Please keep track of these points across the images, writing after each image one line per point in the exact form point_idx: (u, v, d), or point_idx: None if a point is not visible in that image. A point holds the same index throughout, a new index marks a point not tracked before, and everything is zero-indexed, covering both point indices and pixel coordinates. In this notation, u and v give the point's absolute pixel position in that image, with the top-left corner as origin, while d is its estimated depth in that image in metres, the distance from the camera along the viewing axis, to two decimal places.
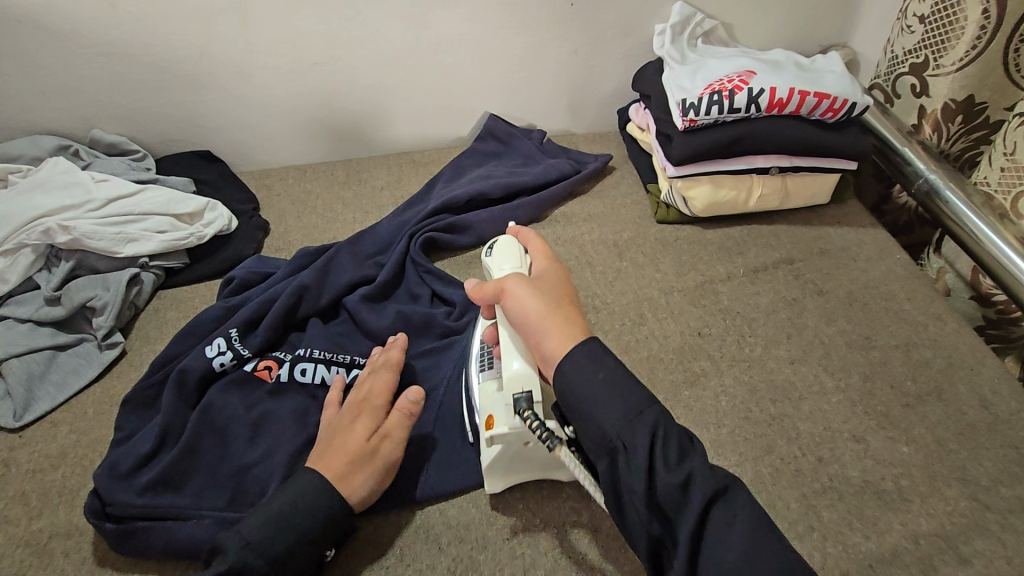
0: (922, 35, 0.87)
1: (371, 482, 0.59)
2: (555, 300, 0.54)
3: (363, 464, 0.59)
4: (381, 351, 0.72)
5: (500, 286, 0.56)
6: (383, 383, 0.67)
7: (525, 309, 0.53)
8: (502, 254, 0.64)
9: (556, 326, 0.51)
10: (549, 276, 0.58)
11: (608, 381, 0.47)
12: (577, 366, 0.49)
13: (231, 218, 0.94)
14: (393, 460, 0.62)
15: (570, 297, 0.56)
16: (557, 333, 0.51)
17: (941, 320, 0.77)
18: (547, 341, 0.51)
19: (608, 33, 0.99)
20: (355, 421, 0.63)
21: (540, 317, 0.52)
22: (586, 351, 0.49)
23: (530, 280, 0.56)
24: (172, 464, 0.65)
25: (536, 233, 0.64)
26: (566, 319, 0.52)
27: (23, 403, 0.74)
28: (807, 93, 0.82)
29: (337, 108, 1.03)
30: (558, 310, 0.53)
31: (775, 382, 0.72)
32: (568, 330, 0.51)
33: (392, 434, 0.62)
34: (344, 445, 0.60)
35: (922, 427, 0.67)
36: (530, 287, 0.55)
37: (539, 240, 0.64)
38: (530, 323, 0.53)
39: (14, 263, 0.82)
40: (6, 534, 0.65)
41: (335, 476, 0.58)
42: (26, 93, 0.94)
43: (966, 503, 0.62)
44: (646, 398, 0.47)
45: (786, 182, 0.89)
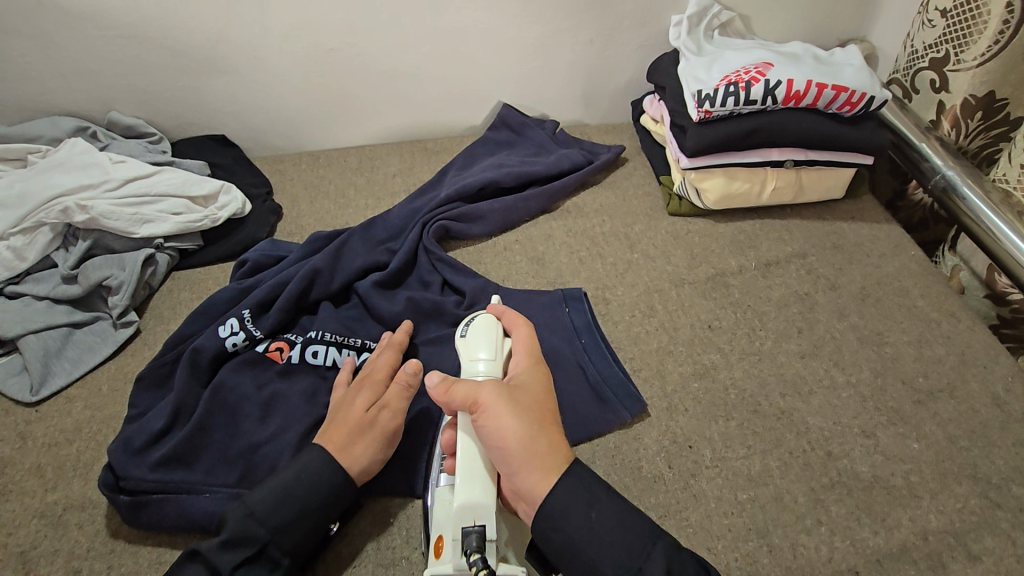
0: (944, 29, 0.86)
1: (371, 453, 0.60)
2: (538, 420, 0.53)
3: (363, 436, 0.60)
4: (387, 335, 0.73)
5: (480, 400, 0.54)
6: (384, 360, 0.68)
7: (505, 433, 0.51)
8: (478, 343, 0.61)
9: (540, 458, 0.51)
10: (530, 384, 0.57)
11: (608, 526, 0.49)
12: (569, 506, 0.49)
13: (244, 202, 0.94)
14: (393, 429, 0.62)
15: (549, 413, 0.55)
16: (539, 466, 0.51)
17: (955, 318, 0.76)
18: (528, 472, 0.51)
19: (624, 23, 0.98)
20: (355, 397, 0.64)
21: (523, 444, 0.51)
22: (577, 487, 0.50)
23: (511, 392, 0.54)
24: (184, 441, 0.66)
25: (523, 330, 0.63)
26: (548, 446, 0.52)
27: (40, 378, 0.75)
28: (825, 85, 0.81)
29: (351, 95, 1.03)
30: (541, 435, 0.52)
31: (784, 376, 0.72)
32: (551, 464, 0.51)
33: (392, 404, 0.63)
34: (343, 418, 0.61)
35: (934, 424, 0.67)
36: (513, 405, 0.53)
37: (523, 336, 0.62)
38: (510, 449, 0.51)
39: (33, 241, 0.83)
40: (22, 505, 0.66)
41: (335, 446, 0.59)
42: (46, 75, 0.96)
43: (977, 501, 0.61)
44: (647, 536, 0.49)
45: (801, 176, 0.88)
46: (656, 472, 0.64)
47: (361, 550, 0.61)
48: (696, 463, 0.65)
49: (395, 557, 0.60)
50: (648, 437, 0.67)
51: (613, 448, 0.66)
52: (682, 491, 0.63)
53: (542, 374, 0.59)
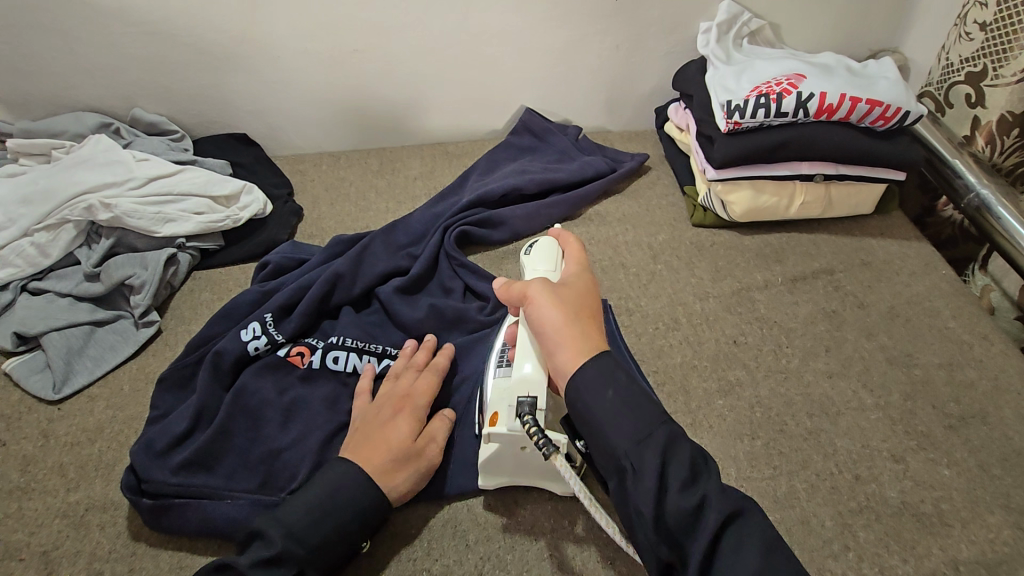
0: (982, 43, 0.85)
1: (412, 479, 0.60)
2: (576, 309, 0.53)
3: (407, 463, 0.60)
4: (421, 351, 0.72)
5: (524, 291, 0.55)
6: (426, 383, 0.67)
7: (541, 314, 0.53)
8: (542, 258, 0.66)
9: (571, 339, 0.51)
10: (577, 282, 0.57)
11: (619, 398, 0.48)
12: (590, 381, 0.49)
13: (266, 202, 0.94)
14: (434, 460, 0.63)
15: (593, 306, 0.55)
16: (570, 345, 0.51)
17: (987, 341, 0.75)
18: (559, 351, 0.51)
19: (651, 29, 0.97)
20: (398, 419, 0.63)
21: (557, 328, 0.52)
22: (600, 364, 0.49)
23: (553, 285, 0.55)
24: (206, 445, 0.66)
25: (579, 236, 0.63)
26: (584, 331, 0.52)
27: (62, 376, 0.75)
28: (859, 99, 0.80)
29: (374, 96, 1.03)
30: (577, 320, 0.52)
31: (811, 396, 0.70)
32: (581, 345, 0.51)
33: (435, 437, 0.64)
34: (388, 443, 0.60)
35: (965, 450, 0.66)
36: (551, 293, 0.54)
37: (579, 245, 0.63)
38: (547, 333, 0.52)
39: (57, 238, 0.83)
40: (45, 504, 0.66)
41: (379, 474, 0.58)
42: (71, 70, 0.96)
43: (1009, 532, 0.60)
44: (658, 415, 0.47)
45: (830, 190, 0.86)
46: None
47: (383, 561, 0.61)
48: None
49: (416, 568, 0.60)
50: None
51: None
52: None
53: (593, 277, 0.59)
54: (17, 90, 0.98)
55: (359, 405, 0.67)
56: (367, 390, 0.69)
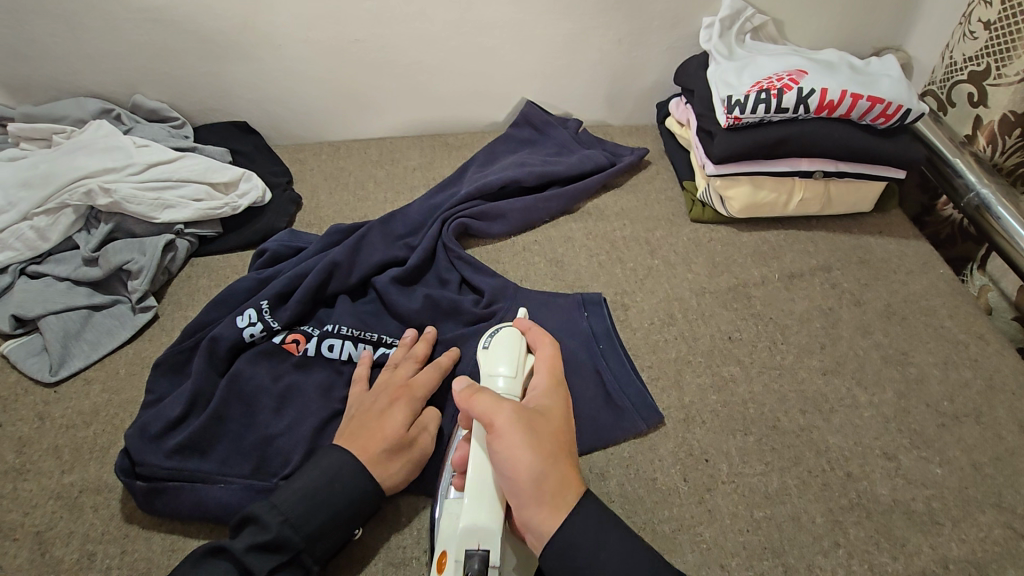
0: (985, 41, 0.84)
1: (406, 470, 0.61)
2: (553, 451, 0.51)
3: (401, 453, 0.61)
4: (419, 343, 0.72)
5: (494, 424, 0.51)
6: (423, 373, 0.67)
7: (519, 461, 0.49)
8: (501, 359, 0.59)
9: (552, 496, 0.49)
10: (549, 408, 0.55)
11: (610, 573, 0.47)
12: (578, 544, 0.48)
13: (265, 190, 0.94)
14: (428, 452, 0.63)
15: (566, 442, 0.53)
16: (550, 498, 0.49)
17: (983, 340, 0.75)
18: (536, 505, 0.49)
19: (654, 23, 0.97)
20: (394, 408, 0.63)
21: (536, 479, 0.49)
22: (587, 525, 0.49)
23: (529, 418, 0.52)
24: (200, 430, 0.66)
25: (552, 343, 0.62)
26: (561, 479, 0.50)
27: (59, 359, 0.76)
28: (860, 96, 0.79)
29: (374, 87, 1.03)
30: (556, 467, 0.50)
31: (805, 393, 0.70)
32: (561, 502, 0.49)
33: (429, 427, 0.64)
34: (384, 431, 0.61)
35: (957, 449, 0.66)
36: (529, 434, 0.51)
37: (543, 352, 0.60)
38: (522, 483, 0.49)
39: (56, 222, 0.83)
40: (40, 485, 0.67)
41: (374, 460, 0.59)
42: (73, 55, 0.96)
43: (1000, 531, 0.60)
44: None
45: (829, 187, 0.86)
46: (671, 484, 0.63)
47: (373, 549, 0.61)
48: (712, 477, 0.64)
49: (405, 556, 0.61)
50: (664, 447, 0.66)
51: (629, 457, 0.66)
52: (696, 504, 0.62)
53: (561, 396, 0.57)
54: (19, 74, 0.98)
55: (356, 392, 0.68)
56: (364, 376, 0.69)
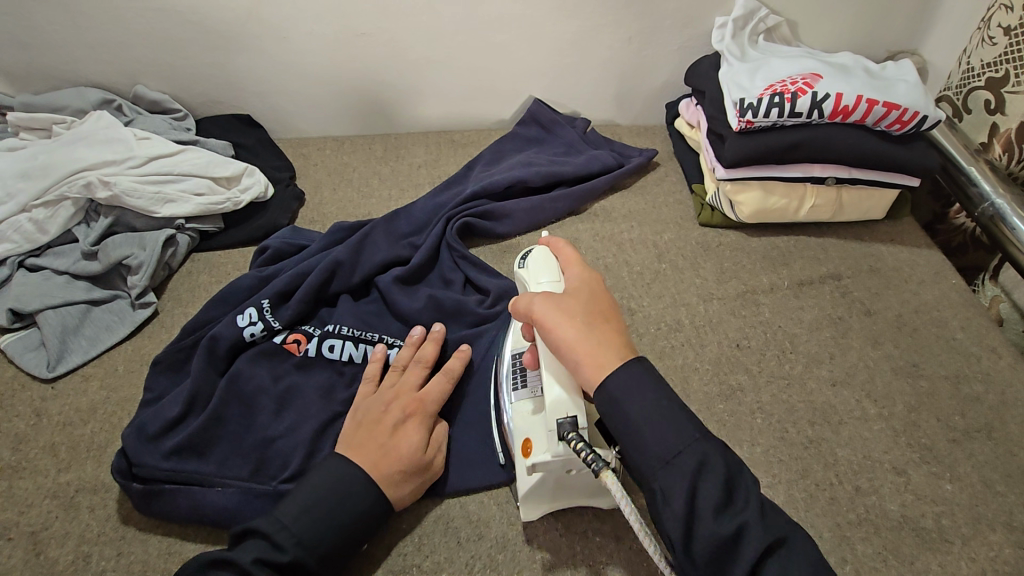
0: (1005, 48, 0.83)
1: (418, 490, 0.60)
2: (587, 318, 0.52)
3: (414, 474, 0.60)
4: (430, 346, 0.70)
5: (528, 311, 0.54)
6: (436, 386, 0.65)
7: (552, 332, 0.51)
8: (536, 266, 0.62)
9: (592, 356, 0.49)
10: (579, 286, 0.56)
11: (648, 423, 0.47)
12: (620, 394, 0.48)
13: (267, 185, 0.93)
14: (439, 470, 0.63)
15: (606, 313, 0.53)
16: (589, 360, 0.49)
17: (995, 354, 0.73)
18: (580, 369, 0.50)
19: (666, 21, 0.95)
20: (407, 425, 0.62)
21: (575, 346, 0.50)
22: (630, 380, 0.48)
23: (556, 296, 0.54)
24: (199, 431, 0.65)
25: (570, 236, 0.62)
26: (599, 342, 0.50)
27: (57, 354, 0.75)
28: (876, 102, 0.78)
29: (380, 81, 1.01)
30: (591, 332, 0.51)
31: (814, 404, 0.69)
32: (604, 361, 0.49)
33: (440, 444, 0.64)
34: (398, 451, 0.59)
35: (969, 465, 0.65)
36: (557, 308, 0.52)
37: (573, 246, 0.61)
38: (564, 355, 0.51)
39: (55, 215, 0.82)
40: (35, 483, 0.66)
41: (387, 482, 0.58)
42: (74, 43, 0.94)
43: (1010, 550, 0.59)
44: (691, 435, 0.46)
45: (841, 194, 0.85)
46: None
47: (373, 555, 0.60)
48: None
49: (406, 564, 0.60)
50: None
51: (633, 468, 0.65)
52: None
53: (595, 276, 0.57)
54: (19, 62, 0.96)
55: (365, 393, 0.66)
56: (376, 375, 0.68)
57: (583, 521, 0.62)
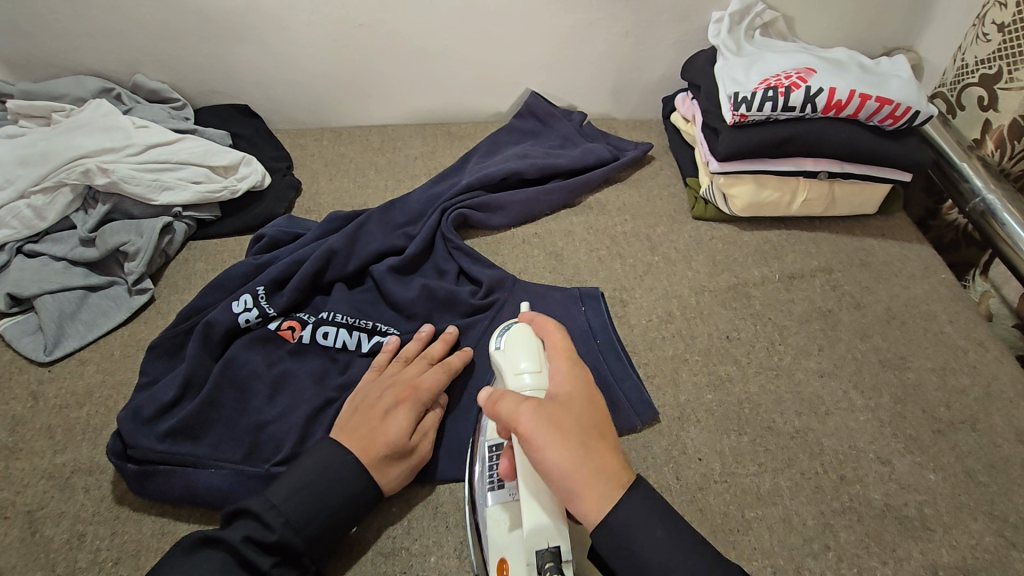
0: (999, 44, 0.83)
1: (403, 476, 0.61)
2: (581, 440, 0.48)
3: (400, 459, 0.60)
4: (437, 348, 0.71)
5: (515, 424, 0.49)
6: (433, 376, 0.66)
7: (544, 454, 0.47)
8: (518, 358, 0.59)
9: (589, 485, 0.46)
10: (569, 394, 0.52)
11: (666, 567, 0.45)
12: (629, 529, 0.46)
13: (264, 175, 0.93)
14: (426, 458, 0.63)
15: (599, 427, 0.50)
16: (586, 492, 0.46)
17: (982, 347, 0.74)
18: (576, 501, 0.47)
19: (663, 15, 0.95)
20: (398, 411, 0.62)
21: (570, 472, 0.46)
22: (634, 511, 0.46)
23: (547, 411, 0.49)
24: (193, 414, 0.66)
25: (557, 328, 0.59)
26: (596, 470, 0.47)
27: (53, 339, 0.76)
28: (869, 97, 0.78)
29: (378, 73, 1.01)
30: (586, 457, 0.47)
31: (802, 395, 0.70)
32: (601, 489, 0.46)
33: (429, 432, 0.64)
34: (386, 435, 0.60)
35: (952, 456, 0.65)
36: (549, 427, 0.48)
37: (558, 338, 0.58)
38: (557, 479, 0.47)
39: (54, 201, 0.83)
40: (32, 464, 0.67)
41: (373, 465, 0.59)
42: (74, 32, 0.95)
43: (991, 539, 0.60)
44: (708, 564, 0.45)
45: (833, 188, 0.85)
46: (661, 480, 0.63)
47: (362, 538, 0.61)
48: (705, 476, 0.64)
49: (395, 548, 0.61)
50: (657, 445, 0.66)
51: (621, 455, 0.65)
52: (688, 502, 0.62)
53: (584, 380, 0.53)
54: (19, 50, 0.97)
55: (367, 378, 0.68)
56: (383, 364, 0.69)
57: None
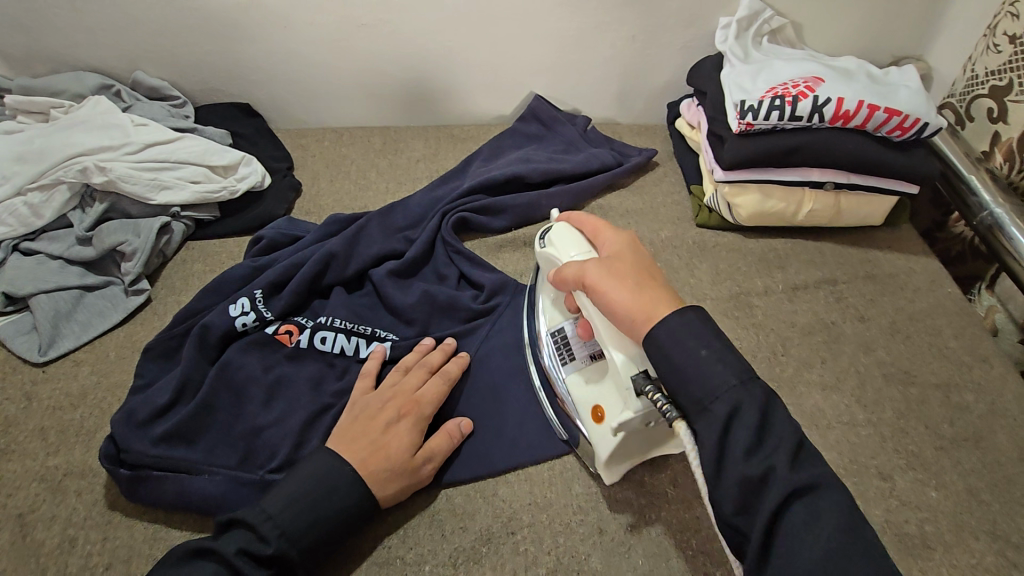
0: (1010, 55, 0.82)
1: (403, 492, 0.60)
2: (635, 280, 0.53)
3: (401, 474, 0.59)
4: (440, 361, 0.69)
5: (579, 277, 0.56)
6: (436, 390, 0.66)
7: (605, 294, 0.53)
8: (563, 241, 0.62)
9: (641, 307, 0.51)
10: (621, 249, 0.57)
11: (688, 368, 0.47)
12: (677, 338, 0.48)
13: (264, 175, 0.93)
14: (428, 478, 0.62)
15: (647, 270, 0.55)
16: (641, 314, 0.50)
17: (987, 363, 0.73)
18: (633, 326, 0.51)
19: (669, 21, 0.94)
20: (401, 425, 0.62)
21: (625, 301, 0.51)
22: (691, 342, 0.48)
23: (604, 263, 0.55)
24: (187, 419, 0.65)
25: (591, 213, 0.64)
26: (647, 297, 0.51)
27: (48, 338, 0.75)
28: (877, 107, 0.77)
29: (381, 73, 1.00)
30: (641, 289, 0.52)
31: (804, 408, 0.69)
32: (653, 308, 0.50)
33: (435, 457, 0.62)
34: (387, 450, 0.60)
35: (955, 473, 0.64)
36: (606, 272, 0.54)
37: (597, 217, 0.63)
38: (617, 311, 0.52)
39: (51, 198, 0.82)
40: (23, 466, 0.66)
41: (372, 478, 0.58)
42: (74, 28, 0.94)
43: (993, 559, 0.59)
44: (733, 383, 0.45)
45: (840, 199, 0.84)
46: (658, 487, 0.64)
47: (357, 546, 0.60)
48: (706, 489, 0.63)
49: (389, 556, 0.60)
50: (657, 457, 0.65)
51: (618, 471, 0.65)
52: (685, 515, 0.63)
53: (636, 242, 0.59)
54: (20, 45, 0.96)
55: (362, 388, 0.67)
56: (374, 372, 0.68)
57: (569, 516, 0.63)
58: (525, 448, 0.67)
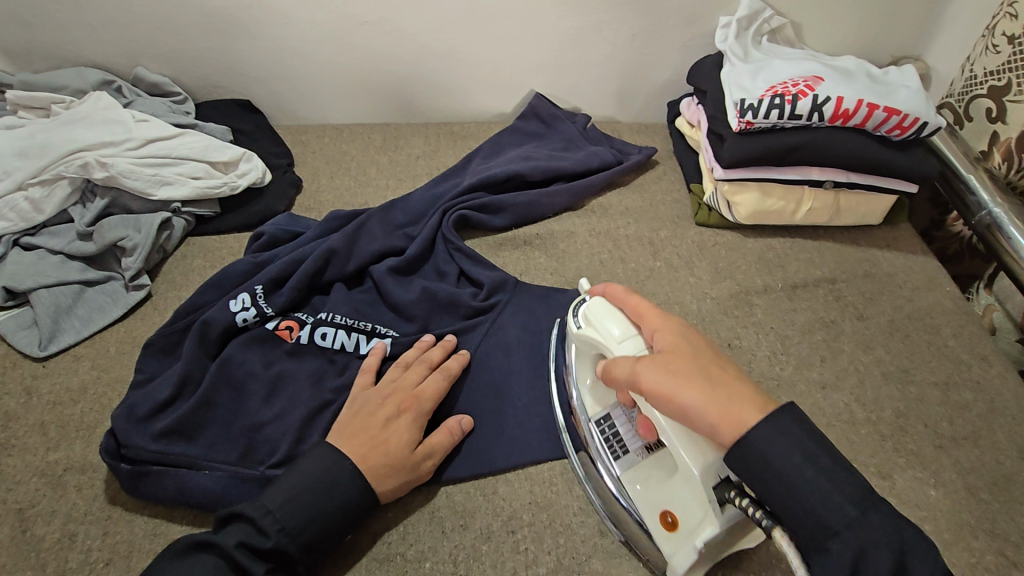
0: (1009, 56, 0.82)
1: (402, 488, 0.60)
2: (706, 381, 0.49)
3: (401, 470, 0.60)
4: (440, 358, 0.70)
5: (635, 378, 0.51)
6: (435, 386, 0.66)
7: (673, 399, 0.48)
8: (604, 319, 0.59)
9: (723, 413, 0.47)
10: (674, 340, 0.53)
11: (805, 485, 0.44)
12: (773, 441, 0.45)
13: (265, 171, 0.93)
14: (428, 475, 0.62)
15: (713, 362, 0.51)
16: (725, 421, 0.47)
17: (985, 362, 0.74)
18: (716, 434, 0.47)
19: (670, 20, 0.94)
20: (400, 420, 0.62)
21: (703, 407, 0.47)
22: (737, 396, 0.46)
23: (662, 361, 0.51)
24: (188, 414, 0.65)
25: (633, 291, 0.60)
26: (727, 400, 0.48)
27: (49, 333, 0.75)
28: (876, 107, 0.77)
29: (382, 71, 1.01)
30: (718, 391, 0.48)
31: (802, 405, 0.70)
32: (741, 414, 0.47)
33: (435, 453, 0.62)
34: (387, 445, 0.60)
35: (954, 472, 0.65)
36: (668, 373, 0.49)
37: (640, 298, 0.59)
38: (693, 419, 0.48)
39: (51, 193, 0.82)
40: (24, 461, 0.66)
41: (372, 473, 0.58)
42: (74, 23, 0.94)
43: (992, 557, 0.59)
44: (850, 497, 0.43)
45: (838, 199, 0.85)
46: None
47: (357, 544, 0.61)
48: None
49: (390, 552, 0.60)
50: None
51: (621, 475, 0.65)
52: None
53: (684, 327, 0.55)
54: (19, 40, 0.96)
55: (361, 384, 0.67)
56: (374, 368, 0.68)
57: (569, 515, 0.63)
58: (525, 447, 0.67)
